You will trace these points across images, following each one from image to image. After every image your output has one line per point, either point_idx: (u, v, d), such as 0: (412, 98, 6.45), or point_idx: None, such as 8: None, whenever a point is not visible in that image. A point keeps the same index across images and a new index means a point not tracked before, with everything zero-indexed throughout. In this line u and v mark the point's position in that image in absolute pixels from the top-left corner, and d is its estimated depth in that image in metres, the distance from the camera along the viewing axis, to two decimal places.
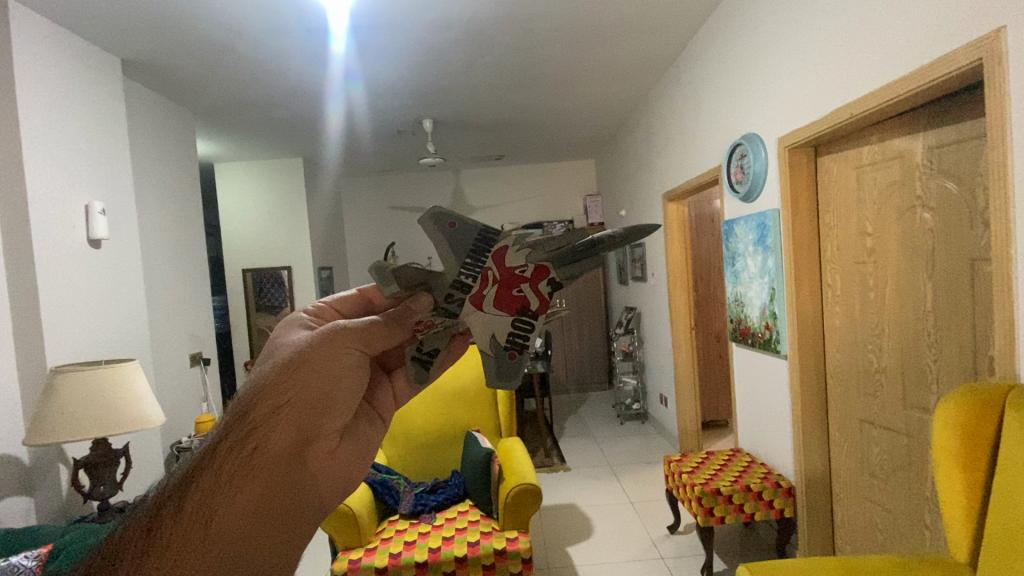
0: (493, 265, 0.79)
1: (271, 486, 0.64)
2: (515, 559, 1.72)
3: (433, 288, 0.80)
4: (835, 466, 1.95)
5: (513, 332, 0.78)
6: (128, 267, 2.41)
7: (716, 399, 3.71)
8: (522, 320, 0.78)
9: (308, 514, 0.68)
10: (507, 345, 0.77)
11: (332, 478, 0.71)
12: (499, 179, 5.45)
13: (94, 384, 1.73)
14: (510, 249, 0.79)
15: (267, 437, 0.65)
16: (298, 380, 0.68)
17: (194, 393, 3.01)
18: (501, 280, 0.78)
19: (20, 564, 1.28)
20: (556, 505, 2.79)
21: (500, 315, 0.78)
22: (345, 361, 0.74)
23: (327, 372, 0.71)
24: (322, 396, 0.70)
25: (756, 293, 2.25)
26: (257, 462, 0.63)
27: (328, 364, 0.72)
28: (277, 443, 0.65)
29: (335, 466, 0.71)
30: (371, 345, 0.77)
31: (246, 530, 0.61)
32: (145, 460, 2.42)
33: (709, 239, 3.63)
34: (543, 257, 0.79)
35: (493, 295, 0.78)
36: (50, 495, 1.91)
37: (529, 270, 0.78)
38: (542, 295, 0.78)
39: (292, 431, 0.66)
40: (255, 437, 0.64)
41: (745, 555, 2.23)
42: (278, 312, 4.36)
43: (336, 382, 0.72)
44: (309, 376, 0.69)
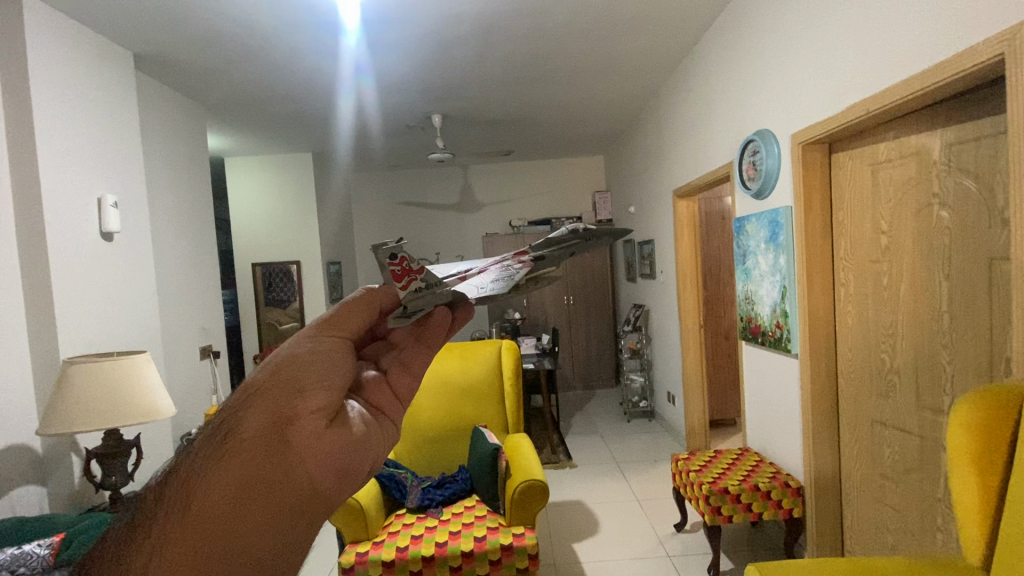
0: (476, 264, 0.89)
1: (244, 473, 0.59)
2: (521, 555, 1.72)
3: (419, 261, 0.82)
4: (845, 466, 1.93)
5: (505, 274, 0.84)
6: (139, 260, 2.43)
7: (724, 398, 3.68)
8: (510, 272, 0.84)
9: (297, 505, 0.61)
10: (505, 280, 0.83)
11: (322, 462, 0.62)
12: (508, 175, 5.44)
13: (105, 376, 1.75)
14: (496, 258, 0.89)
15: (238, 425, 0.62)
16: (273, 368, 0.66)
17: (204, 385, 3.05)
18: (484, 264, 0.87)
19: (32, 553, 1.31)
20: (561, 502, 2.79)
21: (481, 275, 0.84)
22: (324, 346, 0.68)
23: (301, 353, 0.67)
24: (296, 375, 0.65)
25: (766, 291, 2.23)
26: (231, 448, 0.61)
27: (303, 346, 0.67)
28: (250, 428, 0.61)
29: (325, 448, 0.62)
30: (351, 331, 0.73)
31: (223, 517, 0.57)
32: (154, 451, 2.45)
33: (718, 235, 3.60)
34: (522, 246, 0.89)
35: (478, 273, 0.85)
36: (62, 485, 1.94)
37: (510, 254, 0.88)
38: (524, 261, 0.86)
39: (264, 413, 0.62)
40: (230, 424, 0.63)
41: (753, 555, 2.21)
42: (287, 306, 4.38)
43: (313, 364, 0.66)
44: (282, 363, 0.66)
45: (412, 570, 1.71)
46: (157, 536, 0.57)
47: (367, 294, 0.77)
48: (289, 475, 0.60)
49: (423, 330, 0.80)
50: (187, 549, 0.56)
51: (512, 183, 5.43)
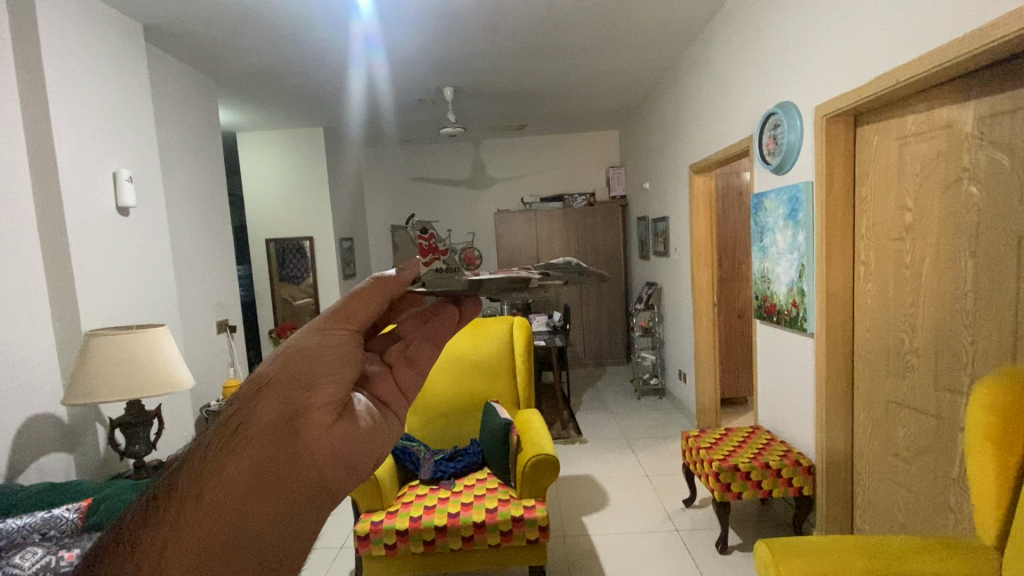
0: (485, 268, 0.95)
1: (257, 466, 0.58)
2: (532, 526, 1.75)
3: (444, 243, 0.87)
4: (858, 446, 1.92)
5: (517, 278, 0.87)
6: (154, 235, 2.45)
7: (736, 377, 3.67)
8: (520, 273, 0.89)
9: (306, 497, 0.61)
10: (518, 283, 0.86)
11: (330, 455, 0.62)
12: (520, 150, 5.36)
13: (125, 348, 1.78)
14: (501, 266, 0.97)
15: (247, 418, 0.61)
16: (282, 362, 0.65)
17: (221, 359, 3.12)
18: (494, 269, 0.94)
19: (61, 518, 1.38)
20: (571, 476, 2.83)
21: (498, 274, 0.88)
22: (331, 340, 0.68)
23: (310, 345, 0.66)
24: (306, 368, 0.65)
25: (784, 270, 2.19)
26: (240, 442, 0.59)
27: (312, 339, 0.67)
28: (262, 420, 0.60)
29: (334, 441, 0.63)
30: (359, 322, 0.72)
31: (236, 509, 0.56)
32: (176, 421, 2.52)
33: (735, 212, 3.53)
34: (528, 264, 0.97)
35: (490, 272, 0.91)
36: (89, 451, 2.01)
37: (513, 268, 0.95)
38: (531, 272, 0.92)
39: (275, 405, 0.61)
40: (239, 417, 0.61)
41: (760, 531, 2.23)
42: (301, 282, 4.42)
43: (321, 358, 0.66)
44: (290, 356, 0.65)
45: (426, 539, 1.74)
46: (166, 531, 0.54)
47: (378, 283, 0.73)
48: (301, 467, 0.60)
49: (433, 323, 0.81)
50: (202, 542, 0.54)
51: (524, 159, 5.37)
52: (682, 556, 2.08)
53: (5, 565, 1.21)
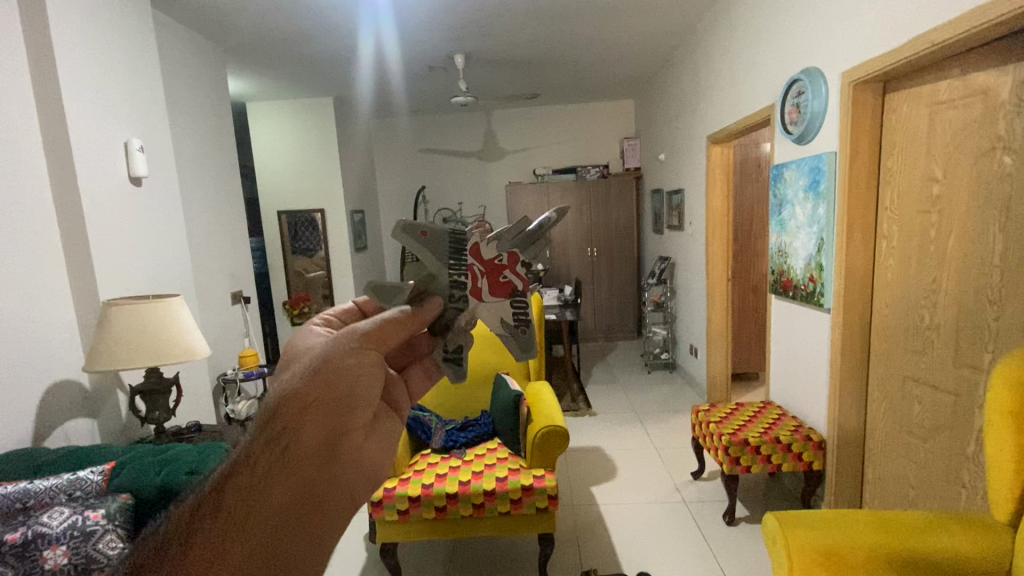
0: (475, 261, 0.94)
1: (306, 480, 0.68)
2: (541, 495, 1.77)
3: (453, 296, 0.92)
4: (871, 421, 1.91)
5: (515, 309, 0.97)
6: (167, 206, 2.46)
7: (748, 352, 3.64)
8: (516, 300, 0.97)
9: (338, 507, 0.72)
10: (516, 323, 0.98)
11: (358, 468, 0.75)
12: (533, 121, 5.25)
13: (141, 318, 1.81)
14: (482, 244, 0.95)
15: (298, 434, 0.69)
16: (327, 378, 0.73)
17: (237, 329, 3.17)
18: (486, 271, 0.94)
19: (86, 480, 1.43)
20: (580, 447, 2.87)
21: (501, 302, 0.96)
22: (366, 364, 0.78)
23: (351, 365, 0.76)
24: (349, 389, 0.75)
25: (802, 244, 2.14)
26: (294, 455, 0.68)
27: (352, 362, 0.76)
28: (312, 438, 0.70)
29: (361, 455, 0.76)
30: (387, 344, 0.81)
31: (289, 515, 0.66)
32: (194, 389, 2.58)
33: (753, 184, 3.44)
34: (509, 245, 0.97)
35: (486, 283, 0.94)
36: (111, 417, 2.07)
37: (503, 256, 0.96)
38: (521, 277, 0.98)
39: (323, 424, 0.71)
40: (289, 432, 0.69)
41: (768, 503, 2.25)
42: (313, 255, 4.44)
43: (358, 381, 0.76)
44: (336, 379, 0.73)
45: (438, 506, 1.78)
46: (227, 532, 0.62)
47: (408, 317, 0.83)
48: (337, 481, 0.72)
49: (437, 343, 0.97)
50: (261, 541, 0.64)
51: (537, 130, 5.26)
52: (689, 527, 2.11)
53: (35, 523, 1.27)
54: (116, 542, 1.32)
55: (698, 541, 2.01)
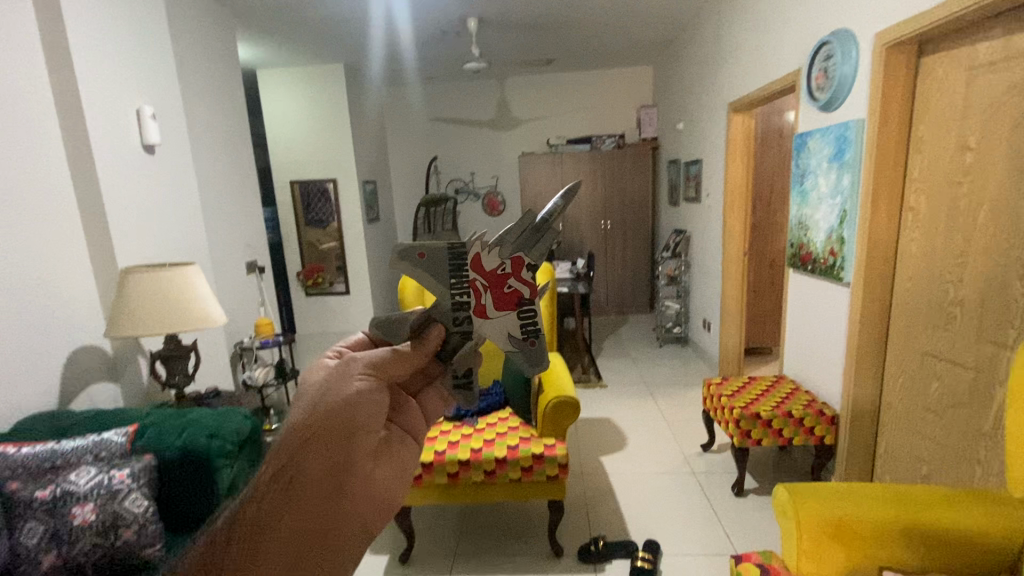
0: (476, 274, 0.84)
1: (310, 511, 0.69)
2: (551, 464, 1.80)
3: (456, 321, 0.84)
4: (886, 397, 1.89)
5: (523, 322, 0.86)
6: (180, 175, 2.46)
7: (762, 326, 3.61)
8: (524, 311, 0.86)
9: (350, 529, 0.72)
10: (525, 336, 0.86)
11: (367, 490, 0.74)
12: (547, 89, 5.13)
13: (159, 284, 1.84)
14: (483, 254, 0.84)
15: (300, 469, 0.70)
16: (324, 411, 0.73)
17: (252, 298, 3.21)
18: (490, 284, 0.84)
19: (111, 441, 1.47)
20: (590, 418, 2.89)
21: (507, 316, 0.85)
22: (367, 393, 0.76)
23: (351, 392, 0.75)
24: (349, 420, 0.73)
25: (823, 216, 2.09)
26: (298, 489, 0.69)
27: (350, 393, 0.75)
28: (315, 466, 0.71)
29: (373, 479, 0.75)
30: (388, 373, 0.79)
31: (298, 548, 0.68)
32: (212, 355, 2.64)
33: (774, 155, 3.34)
34: (513, 249, 0.84)
35: (488, 296, 0.84)
36: (134, 382, 2.14)
37: (505, 263, 0.84)
38: (528, 282, 0.85)
39: (326, 452, 0.71)
40: (292, 467, 0.70)
41: (777, 476, 2.26)
42: (326, 225, 4.45)
43: (359, 410, 0.75)
44: (333, 411, 0.73)
45: (450, 472, 1.82)
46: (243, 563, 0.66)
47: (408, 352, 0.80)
48: (347, 512, 0.72)
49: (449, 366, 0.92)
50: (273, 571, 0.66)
51: (551, 98, 5.14)
52: (697, 497, 2.13)
53: (63, 481, 1.33)
54: (142, 500, 1.39)
55: (706, 511, 2.04)
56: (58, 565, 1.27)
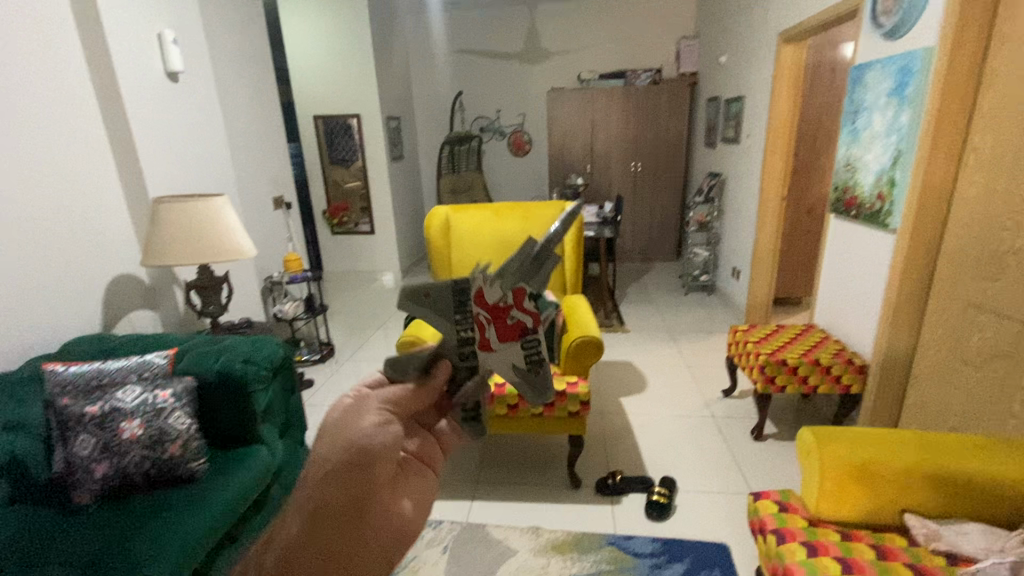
0: (475, 303, 0.60)
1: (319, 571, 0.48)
2: (574, 400, 1.82)
3: (461, 358, 0.60)
4: (922, 347, 1.84)
5: (529, 355, 0.62)
6: (205, 106, 2.43)
7: (794, 276, 3.51)
8: (531, 344, 0.62)
9: None
10: (528, 367, 0.62)
11: (395, 539, 0.52)
12: (581, 18, 4.81)
13: (191, 215, 1.86)
14: (479, 280, 0.60)
15: (304, 519, 0.50)
16: (334, 438, 0.53)
17: (280, 233, 3.25)
18: (491, 315, 0.60)
19: (153, 362, 1.56)
20: (612, 361, 2.91)
21: (510, 347, 0.60)
22: (383, 415, 0.55)
23: (364, 416, 0.54)
24: (363, 447, 0.53)
25: (874, 157, 1.96)
26: (300, 543, 0.49)
27: (364, 416, 0.54)
28: (326, 508, 0.50)
29: (405, 524, 0.53)
30: (406, 401, 0.57)
31: None
32: (244, 288, 2.71)
33: (824, 92, 3.10)
34: (515, 273, 0.60)
35: (491, 331, 0.60)
36: (170, 310, 2.22)
37: (506, 294, 0.60)
38: (532, 310, 0.61)
39: (336, 491, 0.51)
40: (295, 518, 0.51)
41: (798, 423, 2.26)
42: (351, 163, 4.41)
43: (377, 433, 0.53)
44: (343, 436, 0.53)
45: None
46: None
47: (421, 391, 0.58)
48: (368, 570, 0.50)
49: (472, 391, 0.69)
50: None
51: (585, 29, 4.84)
52: (715, 439, 2.16)
53: (111, 398, 1.42)
54: (184, 418, 1.47)
55: (723, 453, 2.07)
56: (111, 474, 1.36)
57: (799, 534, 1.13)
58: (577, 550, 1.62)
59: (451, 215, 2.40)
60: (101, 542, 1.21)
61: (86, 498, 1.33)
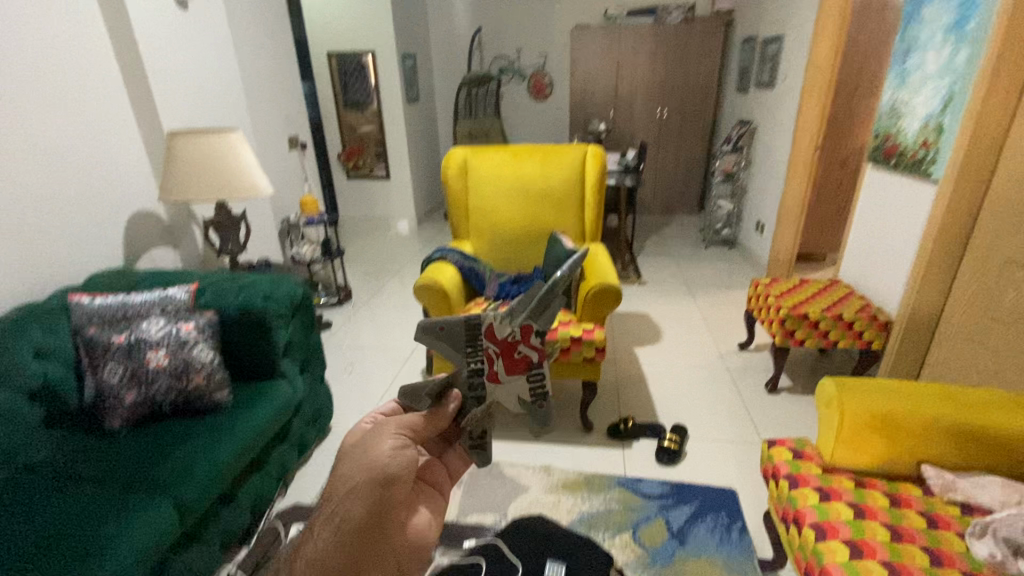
0: (489, 342, 0.71)
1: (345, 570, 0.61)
2: (589, 346, 1.82)
3: (472, 388, 0.70)
4: (951, 305, 1.78)
5: (531, 382, 0.78)
6: (216, 37, 2.34)
7: (820, 231, 3.39)
8: (534, 374, 0.77)
9: None
10: (532, 397, 0.79)
11: (401, 548, 0.67)
12: None
13: (206, 149, 1.83)
14: (495, 321, 0.72)
15: (334, 526, 0.62)
16: (361, 462, 0.65)
17: (296, 175, 3.21)
18: (502, 351, 0.73)
19: (174, 297, 1.58)
20: (628, 312, 2.90)
21: (517, 377, 0.75)
22: (401, 447, 0.67)
23: (386, 445, 0.66)
24: (385, 472, 0.65)
25: (923, 101, 1.83)
26: (332, 545, 0.61)
27: (387, 446, 0.66)
28: (356, 517, 0.63)
29: (408, 536, 0.68)
30: (419, 430, 0.69)
31: None
32: (261, 229, 2.71)
33: (872, 32, 2.87)
34: (524, 315, 0.75)
35: (500, 366, 0.73)
36: (190, 248, 2.24)
37: (516, 330, 0.73)
38: (535, 345, 0.77)
39: (363, 506, 0.63)
40: (327, 525, 0.62)
41: (814, 377, 2.25)
42: (366, 105, 4.29)
43: (397, 462, 0.66)
44: (369, 462, 0.65)
45: None
46: None
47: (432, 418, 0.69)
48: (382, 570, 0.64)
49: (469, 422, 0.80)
50: None
51: None
52: (729, 390, 2.16)
53: (135, 329, 1.45)
54: (207, 350, 1.50)
55: (735, 403, 2.08)
56: (140, 401, 1.41)
57: (812, 480, 1.14)
58: (588, 489, 1.66)
59: (469, 158, 2.32)
60: (136, 463, 1.28)
61: (117, 424, 1.38)
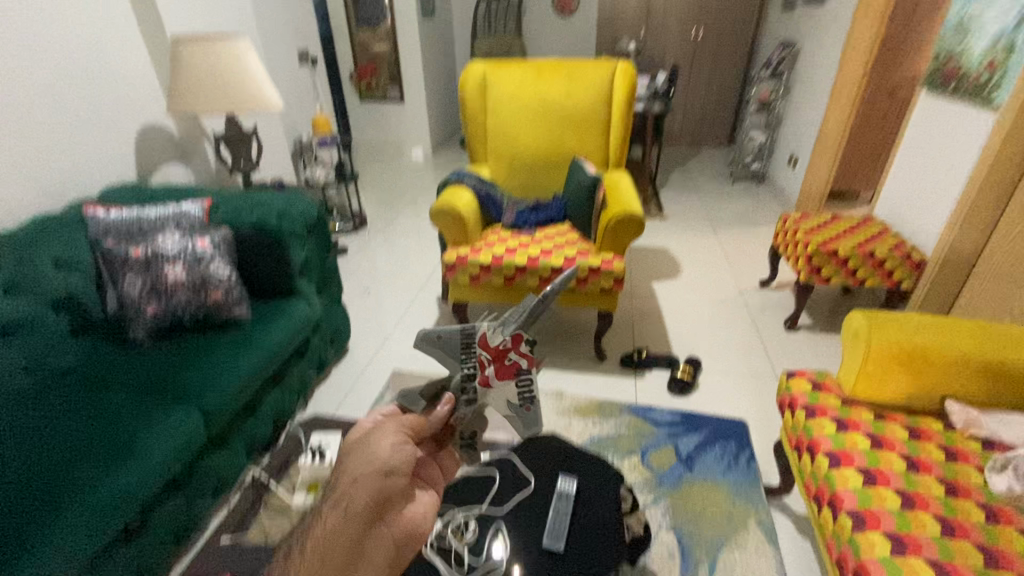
0: (480, 347, 0.68)
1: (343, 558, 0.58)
2: (607, 277, 1.78)
3: (461, 391, 0.69)
4: (993, 244, 1.69)
5: (523, 392, 0.69)
6: None
7: (857, 165, 3.21)
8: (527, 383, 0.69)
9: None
10: (522, 402, 0.69)
11: (399, 541, 0.63)
12: None
13: (212, 56, 1.73)
14: (487, 328, 0.68)
15: (334, 513, 0.60)
16: (361, 453, 0.65)
17: (307, 92, 3.08)
18: (493, 357, 0.67)
19: (190, 212, 1.55)
20: (647, 246, 2.83)
21: (507, 385, 0.68)
22: (401, 439, 0.66)
23: (386, 436, 0.66)
24: (385, 459, 0.64)
25: (997, 15, 1.64)
26: (332, 529, 0.59)
27: (388, 436, 0.66)
28: (357, 504, 0.60)
29: (408, 528, 0.65)
30: (416, 430, 0.69)
31: None
32: (274, 149, 2.64)
33: None
34: (516, 324, 0.65)
35: (489, 375, 0.68)
36: (202, 165, 2.19)
37: (506, 339, 0.66)
38: (528, 354, 0.67)
39: (363, 493, 0.61)
40: (328, 512, 0.60)
41: (835, 316, 2.21)
42: (378, 18, 4.02)
43: (396, 451, 0.65)
44: (370, 452, 0.64)
45: (506, 275, 1.85)
46: None
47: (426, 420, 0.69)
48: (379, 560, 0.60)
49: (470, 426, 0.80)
50: None
51: None
52: (746, 327, 2.13)
53: (152, 243, 1.44)
54: (224, 267, 1.50)
55: (752, 339, 2.06)
56: (161, 314, 1.42)
57: (830, 410, 1.13)
58: (600, 414, 1.69)
59: (489, 74, 2.17)
60: (161, 372, 1.31)
61: (141, 335, 1.41)
